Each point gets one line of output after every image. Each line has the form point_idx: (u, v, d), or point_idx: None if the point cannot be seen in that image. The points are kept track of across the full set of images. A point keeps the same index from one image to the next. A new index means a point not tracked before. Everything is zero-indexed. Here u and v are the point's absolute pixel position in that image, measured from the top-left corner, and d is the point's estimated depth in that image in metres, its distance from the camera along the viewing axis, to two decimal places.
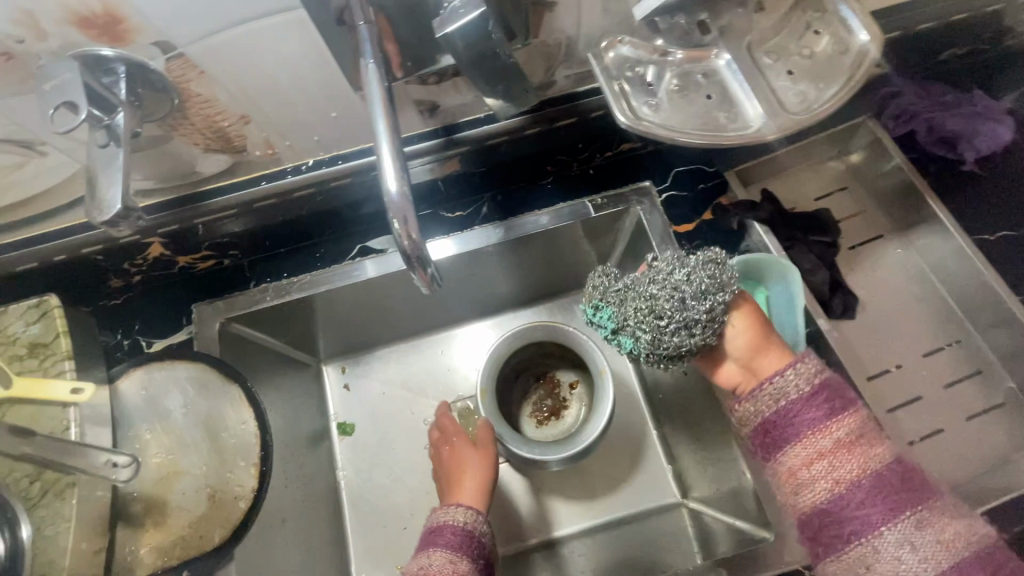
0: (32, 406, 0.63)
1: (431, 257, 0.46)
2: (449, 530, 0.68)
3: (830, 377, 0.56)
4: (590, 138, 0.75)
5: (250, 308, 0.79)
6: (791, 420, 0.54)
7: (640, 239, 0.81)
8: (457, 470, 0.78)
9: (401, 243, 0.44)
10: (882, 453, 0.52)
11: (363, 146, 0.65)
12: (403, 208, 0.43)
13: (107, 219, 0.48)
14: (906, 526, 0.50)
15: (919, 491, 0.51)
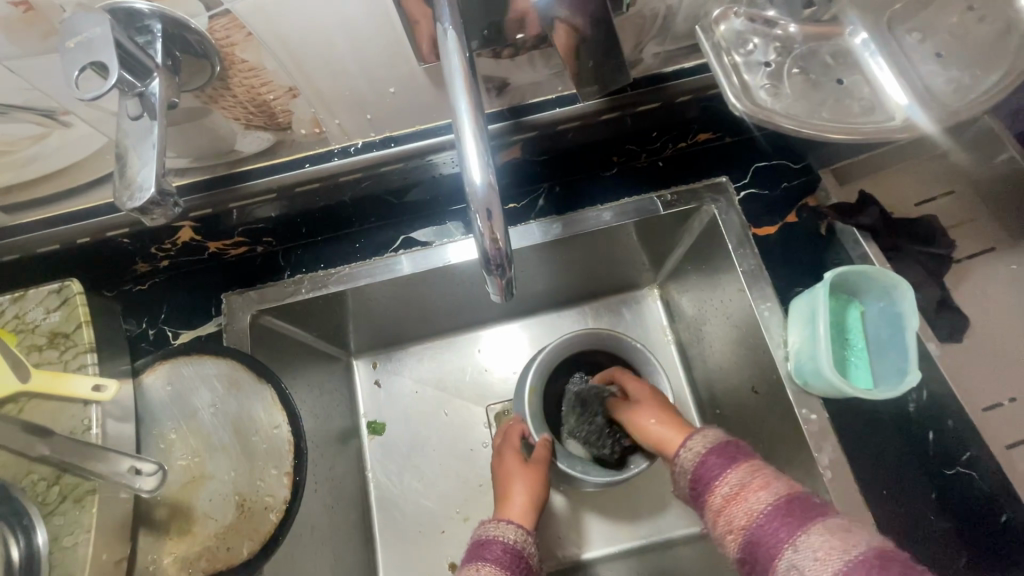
0: (51, 402, 0.57)
1: (513, 259, 0.41)
2: (499, 546, 0.60)
3: (723, 441, 0.57)
4: (666, 126, 0.66)
5: (284, 301, 0.73)
6: (699, 484, 0.55)
7: (711, 241, 0.73)
8: (509, 483, 0.69)
9: (481, 243, 0.39)
10: (773, 483, 0.51)
11: (421, 127, 0.58)
12: (488, 201, 0.37)
13: (137, 205, 0.41)
14: (808, 545, 0.46)
15: (821, 511, 0.48)
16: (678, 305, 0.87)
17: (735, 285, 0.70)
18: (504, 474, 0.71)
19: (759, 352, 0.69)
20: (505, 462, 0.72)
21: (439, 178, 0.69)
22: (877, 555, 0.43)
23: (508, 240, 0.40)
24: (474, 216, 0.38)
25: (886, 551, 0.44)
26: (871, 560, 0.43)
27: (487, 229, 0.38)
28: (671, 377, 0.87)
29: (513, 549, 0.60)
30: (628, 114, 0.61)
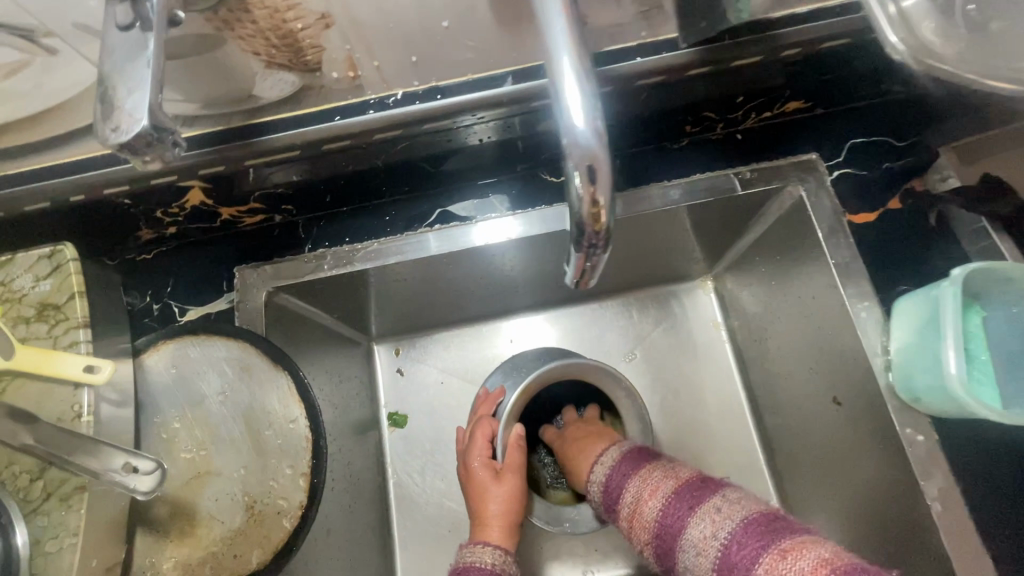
0: (38, 384, 0.50)
1: (610, 238, 0.33)
2: (477, 574, 0.58)
3: (633, 447, 0.60)
4: (757, 90, 0.57)
5: (305, 278, 0.65)
6: (612, 492, 0.57)
7: (793, 227, 0.64)
8: (483, 498, 0.63)
9: (577, 213, 0.31)
10: (660, 485, 0.53)
11: (473, 76, 0.48)
12: (592, 153, 0.29)
13: (126, 140, 0.32)
14: (692, 537, 0.48)
15: (703, 491, 0.51)
16: (738, 300, 0.77)
17: (824, 280, 0.60)
18: (475, 488, 0.64)
19: (846, 359, 0.60)
20: (476, 475, 0.64)
21: (484, 142, 0.60)
22: (747, 527, 0.46)
23: (613, 210, 0.31)
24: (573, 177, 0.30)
25: (751, 522, 0.46)
26: (739, 536, 0.46)
27: (587, 195, 0.30)
28: (728, 380, 0.78)
29: (494, 575, 0.58)
30: (720, 71, 0.51)
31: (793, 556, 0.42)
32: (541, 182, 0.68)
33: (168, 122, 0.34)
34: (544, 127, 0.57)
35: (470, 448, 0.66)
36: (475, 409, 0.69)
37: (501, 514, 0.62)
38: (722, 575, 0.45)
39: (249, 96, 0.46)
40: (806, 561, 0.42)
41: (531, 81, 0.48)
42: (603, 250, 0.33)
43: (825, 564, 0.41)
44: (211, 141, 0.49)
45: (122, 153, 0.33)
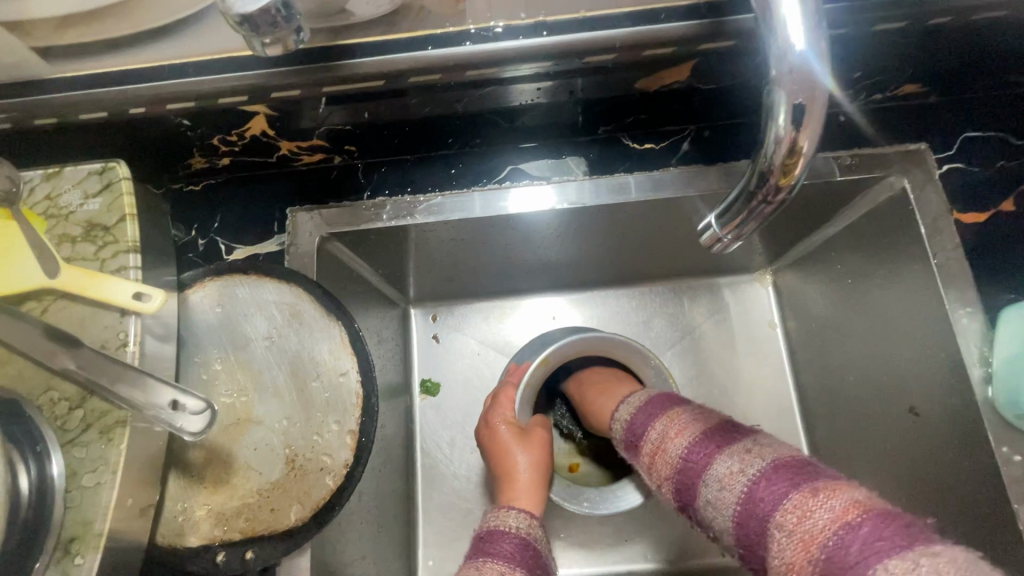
0: (83, 307, 0.47)
1: (785, 198, 0.33)
2: (506, 539, 0.49)
3: (662, 392, 0.54)
4: (880, 66, 0.52)
5: (361, 227, 0.61)
6: (633, 428, 0.52)
7: (887, 221, 0.60)
8: (508, 458, 0.58)
9: (770, 156, 0.31)
10: (689, 425, 0.47)
11: (585, 16, 0.44)
12: (809, 90, 0.29)
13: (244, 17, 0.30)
14: (715, 473, 0.42)
15: (733, 434, 0.44)
16: (799, 296, 0.72)
17: (921, 283, 0.57)
18: (498, 449, 0.59)
19: (937, 365, 0.57)
20: (500, 436, 0.59)
21: (572, 96, 0.55)
22: (775, 467, 0.39)
23: (807, 161, 0.31)
24: (778, 109, 0.30)
25: (779, 462, 0.40)
26: (769, 474, 0.39)
27: (789, 136, 0.30)
28: (784, 379, 0.74)
29: (524, 539, 0.49)
30: (856, 36, 0.46)
31: (820, 498, 0.36)
32: (622, 147, 0.63)
33: (294, 3, 0.32)
34: (644, 85, 0.53)
35: (492, 410, 0.62)
36: (500, 380, 0.64)
37: (527, 477, 0.57)
38: (743, 514, 0.39)
39: (341, 10, 0.44)
40: (836, 501, 0.35)
41: (650, 26, 0.43)
42: (772, 207, 0.34)
43: (856, 508, 0.35)
44: (297, 62, 0.45)
45: (238, 27, 0.31)
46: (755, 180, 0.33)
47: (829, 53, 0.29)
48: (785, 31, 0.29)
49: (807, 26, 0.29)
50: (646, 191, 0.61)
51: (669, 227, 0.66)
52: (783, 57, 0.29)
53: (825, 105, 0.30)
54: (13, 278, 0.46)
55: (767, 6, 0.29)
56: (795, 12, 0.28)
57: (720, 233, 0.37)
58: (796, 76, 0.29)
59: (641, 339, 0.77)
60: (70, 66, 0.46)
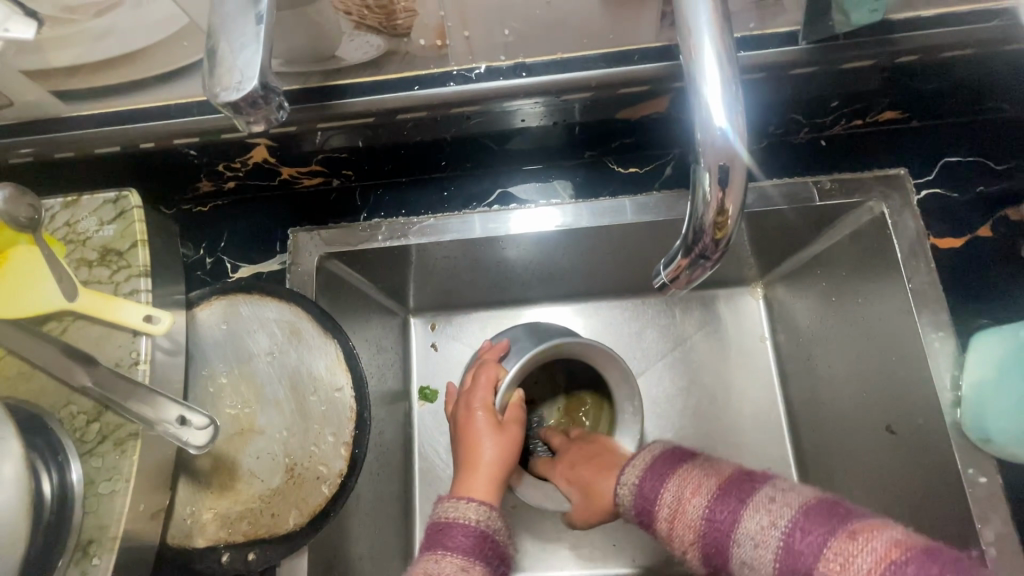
0: (99, 328, 0.50)
1: (718, 251, 0.35)
2: (462, 531, 0.52)
3: (663, 450, 0.55)
4: (855, 97, 0.54)
5: (358, 247, 0.65)
6: (643, 493, 0.52)
7: (868, 243, 0.62)
8: (476, 445, 0.60)
9: (701, 214, 0.34)
10: (703, 482, 0.49)
11: (562, 57, 0.47)
12: (730, 157, 0.32)
13: (233, 101, 0.33)
14: (747, 530, 0.44)
15: (748, 485, 0.47)
16: (787, 311, 0.74)
17: (898, 305, 0.59)
18: (469, 432, 0.61)
19: (910, 385, 0.58)
20: (475, 421, 0.61)
21: (558, 124, 0.57)
22: (806, 514, 0.42)
23: (736, 219, 0.34)
24: (703, 177, 0.33)
25: (809, 506, 0.42)
26: (801, 523, 0.42)
27: (716, 196, 0.33)
28: (770, 391, 0.76)
29: (479, 532, 0.53)
30: (824, 73, 0.49)
31: (865, 539, 0.39)
32: (609, 171, 0.65)
33: (275, 84, 0.34)
34: (625, 116, 0.56)
35: (473, 390, 0.63)
36: (479, 358, 0.67)
37: (490, 466, 0.59)
38: (786, 569, 0.41)
39: (332, 56, 0.46)
40: (878, 543, 0.38)
41: (624, 67, 0.46)
42: (711, 259, 0.36)
43: (897, 547, 0.38)
44: (292, 100, 0.48)
45: (226, 110, 0.33)
46: (691, 236, 0.35)
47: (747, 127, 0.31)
48: (705, 108, 0.31)
49: (727, 104, 0.31)
50: (632, 214, 0.63)
51: (657, 244, 0.68)
52: (706, 132, 0.31)
53: (746, 170, 0.32)
54: (36, 300, 0.50)
55: (694, 84, 0.32)
56: (715, 91, 0.31)
57: (668, 283, 0.39)
58: (718, 150, 0.31)
59: (633, 351, 0.79)
60: (87, 105, 0.50)
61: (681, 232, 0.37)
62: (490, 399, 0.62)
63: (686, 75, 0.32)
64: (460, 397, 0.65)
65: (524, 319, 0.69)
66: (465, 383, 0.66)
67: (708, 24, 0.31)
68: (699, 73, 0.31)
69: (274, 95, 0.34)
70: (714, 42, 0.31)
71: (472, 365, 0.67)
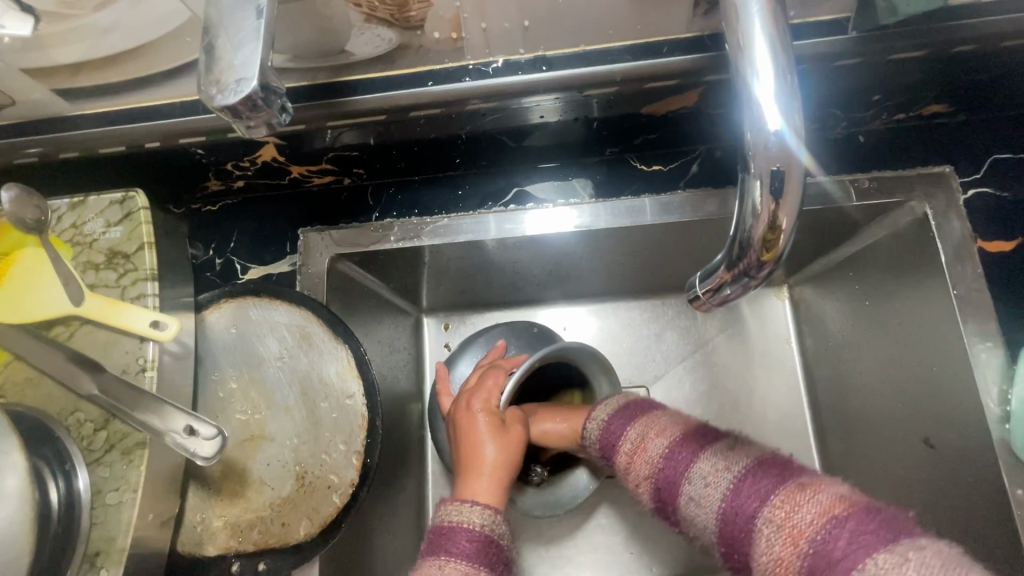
0: (106, 333, 0.49)
1: (767, 271, 0.35)
2: (466, 535, 0.48)
3: (640, 398, 0.56)
4: (899, 90, 0.50)
5: (369, 248, 0.63)
6: (608, 431, 0.53)
7: (908, 245, 0.58)
8: (476, 447, 0.56)
9: (750, 229, 0.33)
10: (669, 426, 0.49)
11: (584, 49, 0.44)
12: (787, 160, 0.30)
13: (229, 104, 0.31)
14: (698, 472, 0.45)
15: (706, 437, 0.47)
16: (817, 315, 0.70)
17: (940, 312, 0.55)
18: (471, 434, 0.57)
19: (951, 398, 0.55)
20: (476, 422, 0.58)
21: (578, 120, 0.54)
22: (760, 465, 0.42)
23: (789, 235, 0.33)
24: (754, 187, 0.32)
25: (763, 461, 0.43)
26: (752, 474, 0.42)
27: (767, 208, 0.32)
28: (798, 397, 0.73)
29: (481, 536, 0.49)
30: (869, 65, 0.45)
31: (807, 496, 0.38)
32: (630, 168, 0.62)
33: (275, 85, 0.33)
34: (650, 111, 0.52)
35: (474, 393, 0.61)
36: (485, 363, 0.65)
37: (491, 471, 0.55)
38: (728, 514, 0.41)
39: (341, 51, 0.44)
40: (817, 501, 0.38)
41: (652, 60, 0.43)
42: (756, 278, 0.35)
43: (842, 503, 0.37)
44: (300, 97, 0.46)
45: (222, 114, 0.32)
46: (737, 252, 0.34)
47: (804, 128, 0.30)
48: (758, 110, 0.30)
49: (782, 106, 0.30)
50: (656, 214, 0.60)
51: (681, 243, 0.65)
52: (758, 135, 0.30)
53: (802, 177, 0.31)
54: (42, 305, 0.49)
55: (745, 84, 0.30)
56: (768, 93, 0.30)
57: (705, 296, 0.39)
58: (772, 155, 0.30)
59: (653, 354, 0.76)
60: (91, 103, 0.49)
61: (726, 245, 0.36)
62: (490, 401, 0.59)
63: (735, 75, 0.31)
64: (457, 400, 0.61)
65: (529, 330, 0.69)
66: (466, 386, 0.63)
67: (761, 18, 0.30)
68: (750, 73, 0.30)
69: (274, 97, 0.33)
70: (768, 39, 0.30)
71: (473, 371, 0.65)
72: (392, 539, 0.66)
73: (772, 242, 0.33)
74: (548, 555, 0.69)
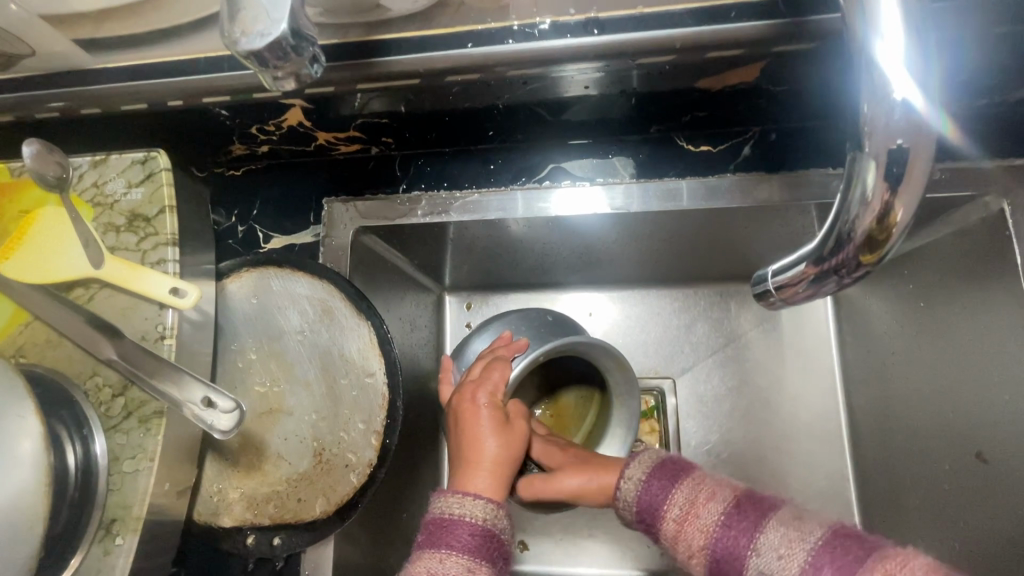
0: (126, 298, 0.48)
1: (872, 268, 0.32)
2: (466, 529, 0.47)
3: (671, 457, 0.51)
4: (989, 70, 0.45)
5: (395, 221, 0.60)
6: (649, 505, 0.48)
7: (976, 244, 0.53)
8: (475, 440, 0.53)
9: (859, 219, 0.30)
10: (713, 495, 0.46)
11: (641, 13, 0.40)
12: (916, 136, 0.27)
13: (254, 49, 0.28)
14: (767, 553, 0.42)
15: (762, 503, 0.45)
16: (862, 313, 0.66)
17: (1010, 320, 0.51)
18: (470, 427, 0.54)
19: (1014, 411, 0.51)
20: (478, 416, 0.54)
21: (624, 93, 0.50)
22: (832, 542, 0.41)
23: (899, 231, 0.30)
24: (867, 171, 0.29)
25: (829, 538, 0.41)
26: (827, 552, 0.40)
27: (880, 198, 0.29)
28: (836, 396, 0.69)
29: (482, 530, 0.47)
30: (964, 39, 0.40)
31: (895, 565, 0.38)
32: (674, 148, 0.58)
33: (306, 32, 0.30)
34: (705, 87, 0.48)
35: (478, 383, 0.57)
36: (488, 349, 0.61)
37: (491, 467, 0.52)
38: None
39: (376, 6, 0.41)
40: (914, 571, 0.37)
41: (717, 25, 0.39)
42: (853, 277, 0.32)
43: (932, 574, 0.37)
44: (331, 58, 0.43)
45: (247, 60, 0.29)
46: (837, 243, 0.31)
47: (939, 94, 0.27)
48: (882, 76, 0.27)
49: (913, 71, 0.26)
50: (699, 199, 0.56)
51: (723, 230, 0.61)
52: (879, 106, 0.27)
53: (929, 158, 0.28)
54: (61, 265, 0.48)
55: (867, 48, 0.27)
56: (895, 58, 0.27)
57: (784, 290, 0.36)
58: (898, 127, 0.27)
59: (683, 345, 0.72)
60: (113, 56, 0.46)
61: (817, 238, 0.33)
62: (496, 393, 0.56)
63: (853, 37, 0.28)
64: (461, 389, 0.58)
65: (544, 318, 0.63)
66: (470, 373, 0.59)
67: None
68: (874, 35, 0.27)
69: (305, 46, 0.31)
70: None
71: (479, 358, 0.60)
72: (407, 520, 0.65)
73: (879, 240, 0.30)
74: (563, 545, 0.68)
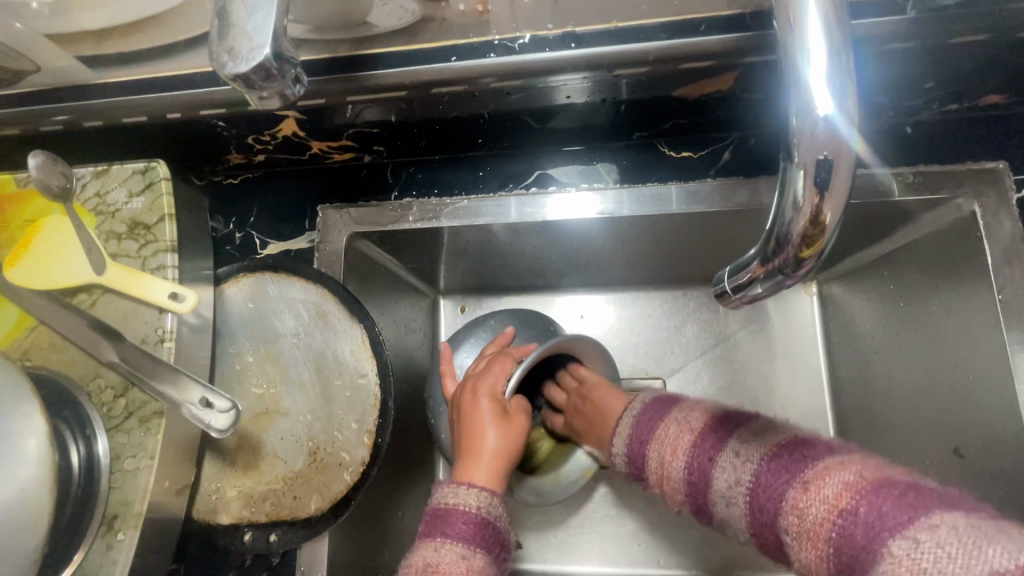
0: (127, 303, 0.50)
1: (806, 272, 0.34)
2: (461, 517, 0.48)
3: (652, 402, 0.55)
4: (954, 76, 0.47)
5: (388, 227, 0.62)
6: (637, 454, 0.53)
7: (952, 245, 0.55)
8: (477, 431, 0.54)
9: (791, 221, 0.31)
10: (679, 439, 0.49)
11: (616, 26, 0.42)
12: (838, 147, 0.29)
13: (239, 73, 0.30)
14: (721, 485, 0.45)
15: (724, 433, 0.47)
16: (846, 314, 0.68)
17: (982, 319, 0.52)
18: (472, 419, 0.55)
19: (988, 406, 0.52)
20: (480, 409, 0.55)
21: (605, 101, 0.52)
22: (773, 458, 0.42)
23: (829, 233, 0.31)
24: (797, 176, 0.30)
25: (772, 453, 0.42)
26: (767, 466, 0.42)
27: (810, 202, 0.30)
28: (822, 395, 0.70)
29: (478, 518, 0.48)
30: (924, 48, 0.42)
31: (821, 481, 0.38)
32: (658, 154, 0.60)
33: (289, 53, 0.32)
34: (682, 95, 0.50)
35: (481, 377, 0.58)
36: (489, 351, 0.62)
37: (493, 457, 0.53)
38: (758, 518, 0.42)
39: (363, 23, 0.44)
40: (829, 490, 0.37)
41: (688, 38, 0.41)
42: (793, 277, 0.34)
43: (851, 487, 0.36)
44: (322, 71, 0.45)
45: (234, 82, 0.31)
46: (775, 244, 0.33)
47: (856, 112, 0.29)
48: (807, 94, 0.29)
49: (834, 89, 0.28)
50: (682, 203, 0.58)
51: (708, 232, 0.63)
52: (805, 120, 0.29)
53: (849, 169, 0.30)
54: (65, 272, 0.50)
55: (794, 66, 0.29)
56: (820, 76, 0.28)
57: (731, 291, 0.38)
58: (820, 140, 0.29)
59: (671, 346, 0.74)
60: (114, 71, 0.49)
61: (760, 240, 0.35)
62: (499, 388, 0.57)
63: (784, 56, 0.30)
64: (463, 384, 0.58)
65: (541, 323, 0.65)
66: (473, 369, 0.60)
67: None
68: (801, 55, 0.29)
69: (288, 66, 0.32)
70: (824, 16, 0.28)
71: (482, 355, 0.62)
72: (402, 519, 0.66)
73: (813, 239, 0.32)
74: (556, 543, 0.69)
